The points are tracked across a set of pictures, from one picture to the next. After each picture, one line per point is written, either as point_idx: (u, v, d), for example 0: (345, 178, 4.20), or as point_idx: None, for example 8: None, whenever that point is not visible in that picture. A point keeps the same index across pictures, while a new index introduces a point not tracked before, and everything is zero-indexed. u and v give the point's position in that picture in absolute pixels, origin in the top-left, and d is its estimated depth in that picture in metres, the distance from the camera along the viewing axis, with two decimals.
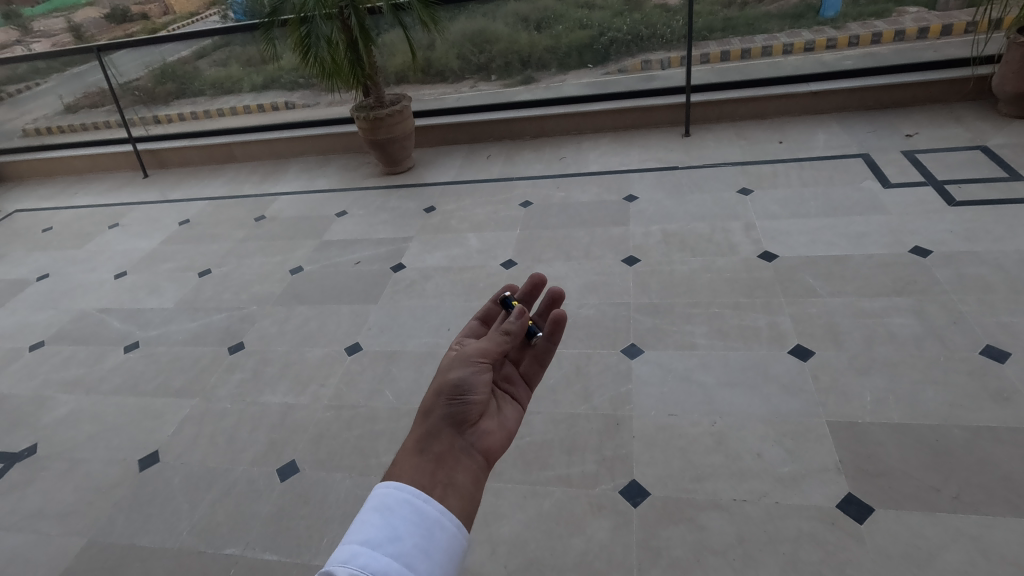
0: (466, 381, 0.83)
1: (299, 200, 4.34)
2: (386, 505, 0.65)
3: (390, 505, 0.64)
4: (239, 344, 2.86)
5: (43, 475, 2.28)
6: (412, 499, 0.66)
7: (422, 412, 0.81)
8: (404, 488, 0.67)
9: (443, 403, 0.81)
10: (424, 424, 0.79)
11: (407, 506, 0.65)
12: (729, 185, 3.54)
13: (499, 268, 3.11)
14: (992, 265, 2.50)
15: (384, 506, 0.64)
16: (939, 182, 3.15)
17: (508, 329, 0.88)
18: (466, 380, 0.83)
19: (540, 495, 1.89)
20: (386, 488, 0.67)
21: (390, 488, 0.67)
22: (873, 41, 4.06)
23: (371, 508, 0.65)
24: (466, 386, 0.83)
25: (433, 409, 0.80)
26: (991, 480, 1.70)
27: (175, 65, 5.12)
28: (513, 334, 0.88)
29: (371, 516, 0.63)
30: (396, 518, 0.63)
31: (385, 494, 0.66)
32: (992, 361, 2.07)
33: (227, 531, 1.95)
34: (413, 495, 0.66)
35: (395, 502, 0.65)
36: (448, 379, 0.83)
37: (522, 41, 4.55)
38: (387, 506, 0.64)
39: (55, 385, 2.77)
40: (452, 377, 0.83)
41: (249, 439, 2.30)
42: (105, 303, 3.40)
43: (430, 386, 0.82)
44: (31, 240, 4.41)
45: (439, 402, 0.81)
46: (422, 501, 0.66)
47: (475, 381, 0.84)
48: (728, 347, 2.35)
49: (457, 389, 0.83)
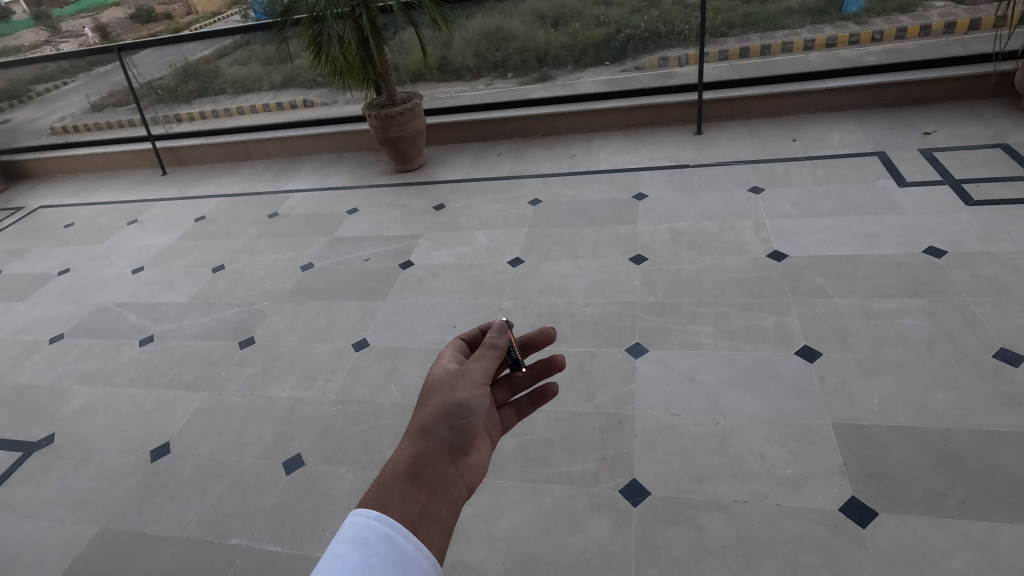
0: (471, 404, 0.74)
1: (314, 197, 4.40)
2: (362, 539, 0.55)
3: (368, 539, 0.55)
4: (250, 339, 2.91)
5: (59, 463, 2.35)
6: (392, 533, 0.57)
7: (418, 432, 0.70)
8: (384, 520, 0.58)
9: (444, 424, 0.72)
10: (420, 443, 0.69)
11: (384, 542, 0.55)
12: (740, 183, 3.50)
13: (507, 266, 3.12)
14: (1009, 266, 2.44)
15: (359, 539, 0.55)
16: (956, 181, 3.08)
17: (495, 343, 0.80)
18: (470, 402, 0.74)
19: (540, 493, 1.90)
20: (363, 519, 0.57)
21: (367, 517, 0.58)
22: (898, 36, 3.97)
23: (345, 540, 0.55)
24: (470, 410, 0.74)
25: (431, 430, 0.71)
26: (1000, 486, 1.66)
27: (197, 65, 5.22)
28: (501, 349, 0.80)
29: (344, 551, 0.54)
30: (373, 556, 0.54)
31: (360, 524, 0.57)
32: (1005, 365, 2.02)
33: (233, 522, 1.99)
34: (393, 528, 0.57)
35: (372, 535, 0.56)
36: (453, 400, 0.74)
37: (538, 38, 4.53)
38: (363, 540, 0.55)
39: (74, 376, 2.85)
40: (457, 399, 0.74)
41: (257, 432, 2.34)
42: (122, 297, 3.48)
43: (433, 403, 0.73)
44: (54, 235, 4.53)
45: (439, 422, 0.72)
46: (403, 537, 0.57)
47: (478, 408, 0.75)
48: (735, 347, 2.33)
49: (460, 410, 0.73)
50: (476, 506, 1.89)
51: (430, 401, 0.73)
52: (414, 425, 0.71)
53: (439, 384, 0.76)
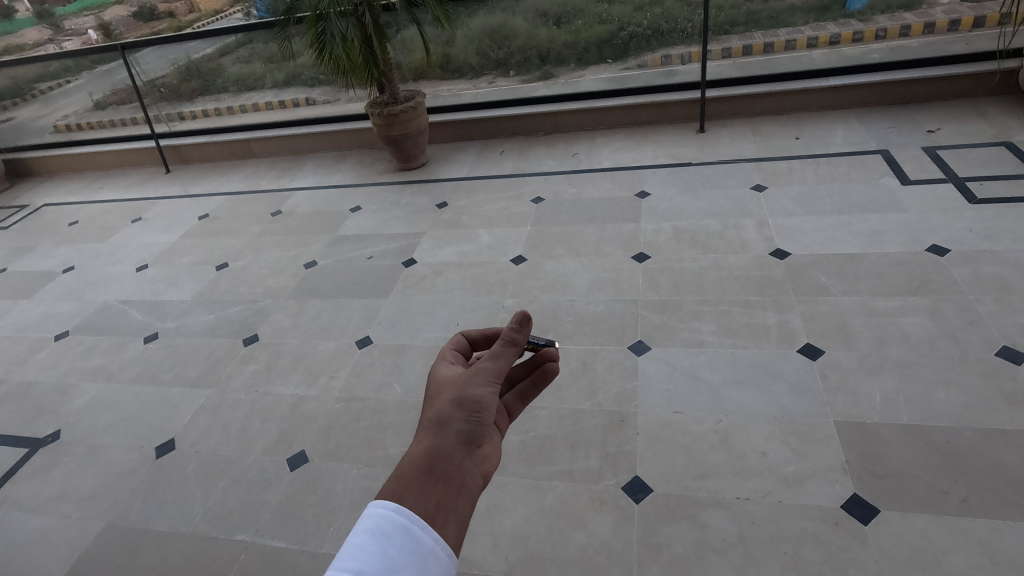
0: (483, 400, 0.74)
1: (317, 195, 4.41)
2: (381, 530, 0.56)
3: (386, 530, 0.56)
4: (254, 336, 2.92)
5: (65, 459, 2.37)
6: (410, 525, 0.57)
7: (434, 425, 0.71)
8: (402, 511, 0.58)
9: (459, 417, 0.72)
10: (436, 436, 0.69)
11: (404, 533, 0.56)
12: (743, 182, 3.50)
13: (509, 264, 3.12)
14: (1012, 265, 2.44)
15: (378, 530, 0.56)
16: (960, 179, 3.08)
17: (513, 339, 0.73)
18: (483, 399, 0.74)
19: (542, 490, 1.90)
20: (382, 510, 0.58)
21: (386, 509, 0.58)
22: (902, 34, 3.96)
23: (364, 530, 0.56)
24: (483, 405, 0.74)
25: (448, 423, 0.71)
26: (1002, 484, 1.67)
27: (200, 63, 5.22)
28: (520, 344, 0.74)
29: (364, 542, 0.55)
30: (392, 547, 0.55)
31: (379, 515, 0.58)
32: (1009, 363, 2.02)
33: (238, 517, 2.00)
34: (412, 520, 0.58)
35: (391, 526, 0.56)
36: (466, 395, 0.74)
37: (541, 36, 4.53)
38: (382, 531, 0.56)
39: (78, 373, 2.87)
40: (470, 393, 0.74)
41: (261, 429, 2.35)
42: (127, 295, 3.50)
43: (446, 398, 0.74)
44: (58, 233, 4.55)
45: (454, 415, 0.72)
46: (420, 529, 0.58)
47: (491, 403, 0.74)
48: (737, 346, 2.33)
49: (474, 406, 0.73)
50: (479, 503, 1.90)
51: (444, 396, 0.74)
52: (429, 419, 0.72)
53: (450, 381, 0.76)
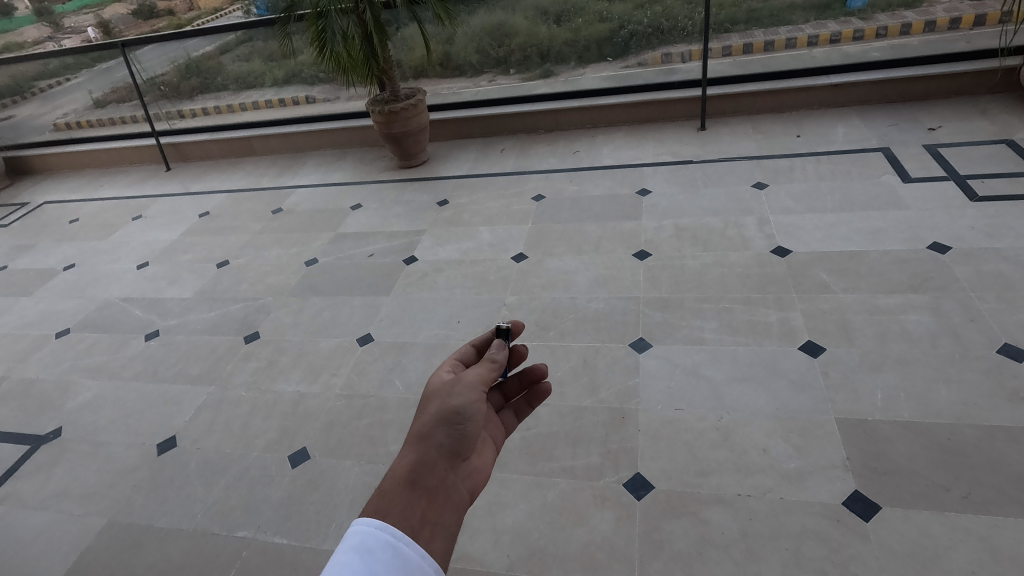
0: (467, 410, 0.74)
1: (317, 192, 4.41)
2: (366, 546, 0.56)
3: (371, 547, 0.56)
4: (255, 334, 2.92)
5: (67, 456, 2.37)
6: (395, 541, 0.57)
7: (417, 438, 0.70)
8: (387, 528, 0.58)
9: (442, 429, 0.72)
10: (418, 449, 0.69)
11: (388, 550, 0.56)
12: (744, 179, 3.49)
13: (510, 262, 3.12)
14: (1013, 262, 2.44)
15: (363, 547, 0.56)
16: (960, 177, 3.08)
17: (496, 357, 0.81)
18: (467, 408, 0.74)
19: (544, 487, 1.91)
20: (366, 527, 0.58)
21: (370, 526, 0.58)
22: (903, 32, 3.96)
23: (348, 548, 0.56)
24: (466, 415, 0.74)
25: (430, 435, 0.71)
26: (1004, 481, 1.67)
27: (200, 61, 5.21)
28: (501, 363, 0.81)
29: (348, 560, 0.54)
30: (377, 563, 0.55)
31: (363, 532, 0.58)
32: (1010, 360, 2.02)
33: (239, 514, 2.00)
34: (396, 537, 0.58)
35: (375, 543, 0.56)
36: (450, 406, 0.74)
37: (541, 34, 4.54)
38: (367, 547, 0.56)
39: (79, 371, 2.87)
40: (453, 404, 0.74)
41: (263, 426, 2.35)
42: (127, 292, 3.50)
43: (430, 411, 0.73)
44: (59, 231, 4.55)
45: (437, 427, 0.72)
46: (405, 544, 0.58)
47: (475, 412, 0.75)
48: (738, 343, 2.33)
49: (456, 416, 0.73)
50: (480, 500, 1.90)
51: (429, 408, 0.74)
52: (413, 431, 0.72)
53: (436, 392, 0.77)
